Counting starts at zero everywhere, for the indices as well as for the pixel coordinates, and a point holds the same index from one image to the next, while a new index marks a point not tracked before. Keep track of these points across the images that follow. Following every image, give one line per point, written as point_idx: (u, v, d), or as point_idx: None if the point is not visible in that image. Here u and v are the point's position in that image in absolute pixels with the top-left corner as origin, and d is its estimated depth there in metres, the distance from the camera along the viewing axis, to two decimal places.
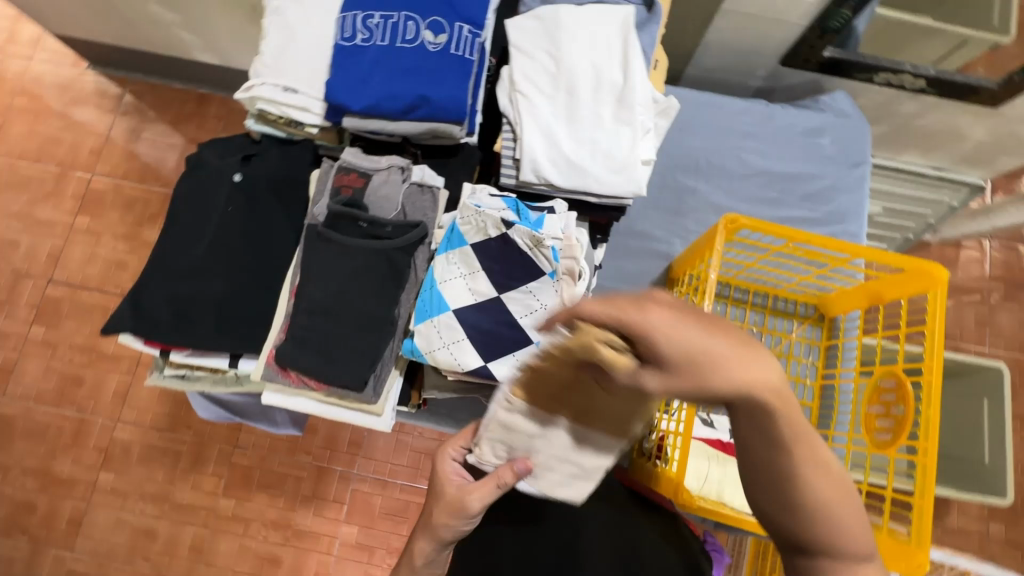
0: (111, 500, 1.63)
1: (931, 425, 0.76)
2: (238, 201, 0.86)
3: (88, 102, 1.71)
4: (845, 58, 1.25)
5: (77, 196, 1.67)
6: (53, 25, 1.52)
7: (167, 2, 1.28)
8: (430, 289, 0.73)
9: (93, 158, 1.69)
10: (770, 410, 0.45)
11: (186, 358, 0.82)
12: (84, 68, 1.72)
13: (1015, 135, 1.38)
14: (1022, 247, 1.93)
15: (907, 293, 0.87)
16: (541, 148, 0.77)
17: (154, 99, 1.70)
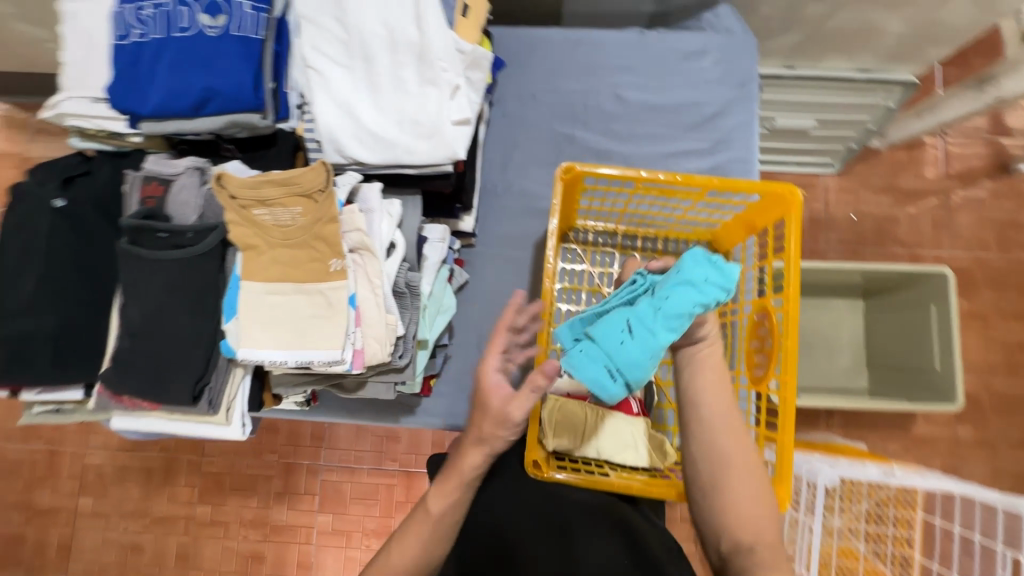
0: (95, 522, 1.69)
1: (788, 358, 0.74)
2: (61, 231, 0.80)
3: None
4: None
5: None
6: None
7: (26, 17, 1.19)
8: (234, 288, 0.71)
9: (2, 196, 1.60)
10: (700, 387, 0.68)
11: (37, 397, 0.81)
12: None
13: (943, 25, 1.15)
14: (993, 140, 1.78)
15: (772, 220, 0.83)
16: (341, 124, 0.72)
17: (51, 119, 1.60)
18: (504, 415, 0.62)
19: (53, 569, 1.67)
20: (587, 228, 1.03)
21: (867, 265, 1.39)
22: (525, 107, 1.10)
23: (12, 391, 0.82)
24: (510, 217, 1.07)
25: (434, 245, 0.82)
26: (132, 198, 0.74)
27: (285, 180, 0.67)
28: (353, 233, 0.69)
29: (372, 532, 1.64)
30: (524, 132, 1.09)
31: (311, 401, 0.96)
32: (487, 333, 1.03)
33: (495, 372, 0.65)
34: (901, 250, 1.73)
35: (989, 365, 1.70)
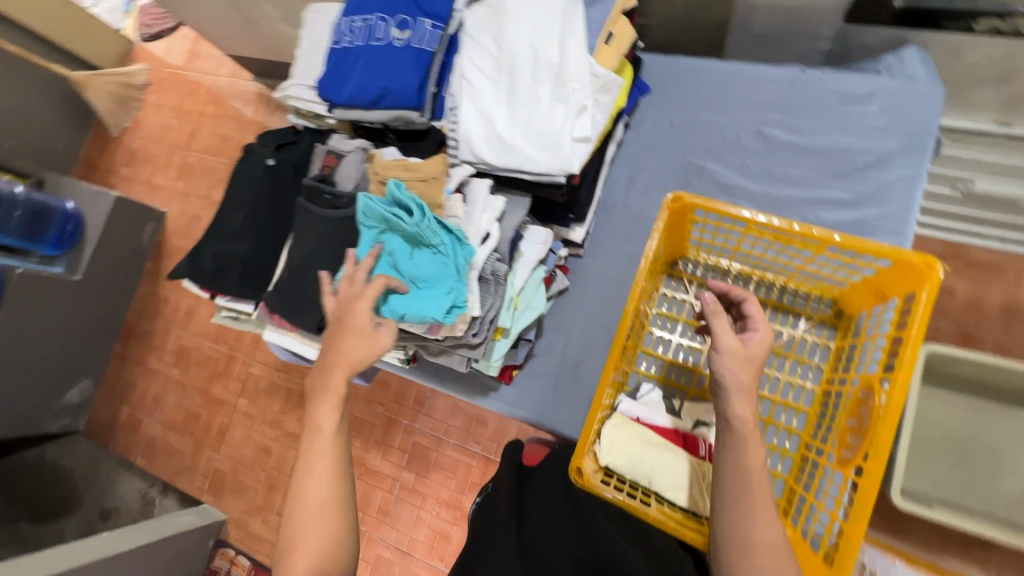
0: (245, 419, 2.10)
1: (880, 445, 0.65)
2: (267, 183, 1.05)
3: (250, 102, 2.10)
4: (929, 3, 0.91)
5: None
6: (224, 47, 1.91)
7: (290, 20, 1.55)
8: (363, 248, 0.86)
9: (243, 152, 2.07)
10: (738, 433, 0.65)
11: (224, 302, 1.07)
12: (248, 78, 2.12)
13: None
14: None
15: (902, 291, 0.72)
16: (478, 130, 0.84)
17: None
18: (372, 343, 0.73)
19: (210, 446, 2.12)
20: (699, 261, 0.99)
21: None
22: (661, 134, 1.11)
23: (211, 295, 1.09)
24: (622, 236, 1.10)
25: (534, 245, 0.90)
26: (315, 165, 0.96)
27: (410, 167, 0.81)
28: (452, 218, 0.80)
29: (443, 501, 1.80)
30: (653, 157, 1.11)
31: (411, 361, 1.10)
32: (575, 339, 1.08)
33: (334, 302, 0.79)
34: None
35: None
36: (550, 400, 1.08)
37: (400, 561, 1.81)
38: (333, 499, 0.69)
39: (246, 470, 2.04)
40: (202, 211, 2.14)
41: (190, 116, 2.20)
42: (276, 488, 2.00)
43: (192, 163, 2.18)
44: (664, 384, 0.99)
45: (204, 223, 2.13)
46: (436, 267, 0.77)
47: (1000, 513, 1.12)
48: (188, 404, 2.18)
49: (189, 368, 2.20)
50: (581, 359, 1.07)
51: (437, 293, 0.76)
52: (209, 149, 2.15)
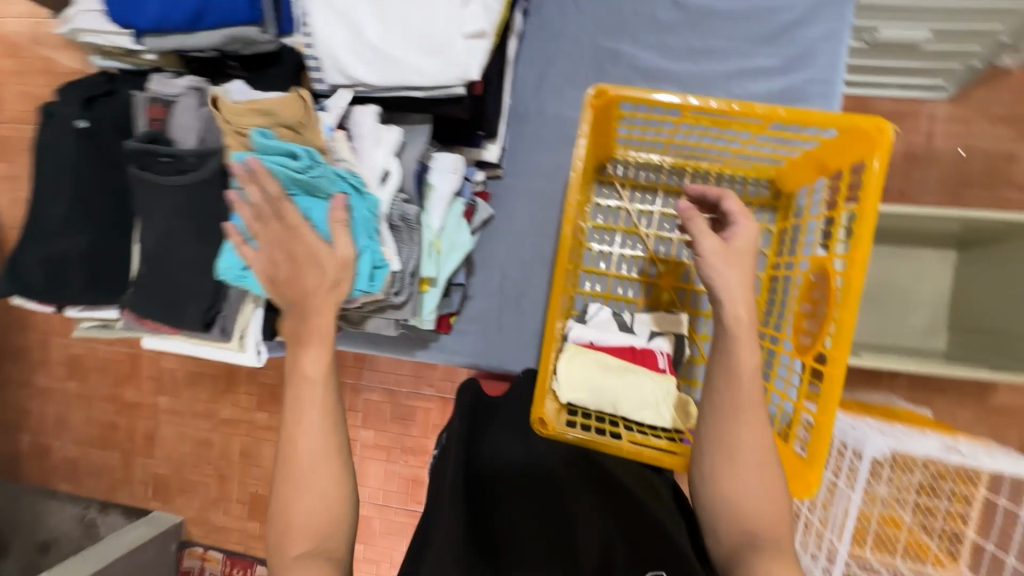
0: (172, 417, 1.90)
1: (843, 328, 0.62)
2: (86, 153, 0.80)
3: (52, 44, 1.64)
4: None
5: None
6: None
7: None
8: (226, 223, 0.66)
9: None
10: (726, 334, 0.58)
11: (80, 312, 0.86)
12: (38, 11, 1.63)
13: None
14: None
15: (847, 161, 0.67)
16: (341, 41, 0.65)
17: None
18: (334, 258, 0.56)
19: (140, 453, 1.92)
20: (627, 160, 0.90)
21: (970, 212, 1.13)
22: (566, 18, 0.95)
23: (60, 307, 0.87)
24: (542, 145, 0.97)
25: (445, 175, 0.75)
26: (141, 119, 0.73)
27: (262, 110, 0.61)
28: (341, 163, 0.64)
29: (410, 449, 1.75)
30: (562, 47, 0.96)
31: (336, 331, 0.97)
32: (511, 270, 0.98)
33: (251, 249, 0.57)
34: (1015, 197, 1.40)
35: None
36: (497, 339, 0.99)
37: (380, 514, 1.78)
38: (333, 473, 0.52)
39: (190, 468, 1.88)
40: None
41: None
42: (228, 478, 1.87)
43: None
44: (611, 300, 0.92)
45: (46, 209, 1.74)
46: (337, 227, 0.60)
47: (907, 342, 1.34)
48: (99, 416, 1.93)
49: (87, 378, 1.92)
50: (522, 291, 0.98)
51: None
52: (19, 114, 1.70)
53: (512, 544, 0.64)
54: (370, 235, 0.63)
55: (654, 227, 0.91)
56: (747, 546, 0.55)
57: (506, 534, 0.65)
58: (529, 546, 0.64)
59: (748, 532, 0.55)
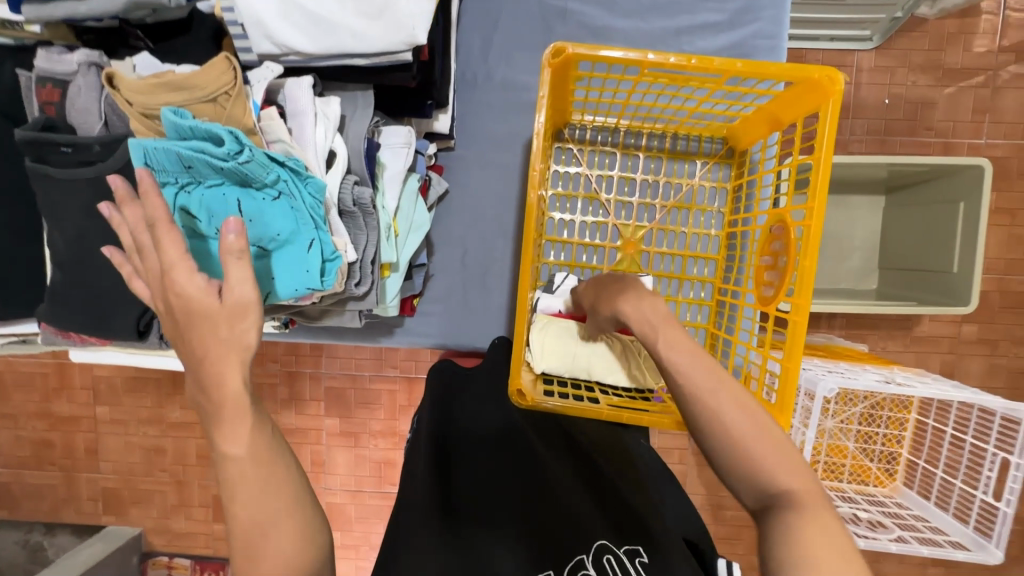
0: (114, 428, 1.78)
1: (804, 277, 0.65)
2: None
3: None
4: None
5: None
6: None
7: None
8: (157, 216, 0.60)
9: None
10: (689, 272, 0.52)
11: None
12: None
13: None
14: None
15: (802, 113, 0.68)
16: (266, 3, 0.57)
17: None
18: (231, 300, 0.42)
19: (84, 469, 1.79)
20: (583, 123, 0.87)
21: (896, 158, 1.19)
22: None
23: None
24: (493, 112, 0.93)
25: (396, 150, 0.70)
26: (35, 104, 0.63)
27: (177, 84, 0.51)
28: (277, 145, 0.56)
29: (378, 433, 1.72)
30: (507, 6, 0.90)
31: (291, 324, 0.91)
32: (471, 247, 0.95)
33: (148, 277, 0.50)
34: (932, 140, 1.49)
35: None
36: (462, 317, 0.97)
37: (353, 500, 1.75)
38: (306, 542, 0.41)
39: (142, 478, 1.77)
40: None
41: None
42: (187, 482, 1.78)
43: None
44: (577, 267, 0.91)
45: None
46: (282, 217, 0.55)
47: (847, 285, 1.44)
48: (31, 435, 1.78)
49: (10, 395, 1.75)
50: (485, 266, 0.96)
51: (297, 253, 0.56)
52: None
53: (496, 519, 0.61)
54: (322, 223, 0.57)
55: (614, 190, 0.90)
56: (771, 503, 0.42)
57: (493, 510, 0.62)
58: (513, 521, 0.61)
59: (769, 485, 0.42)
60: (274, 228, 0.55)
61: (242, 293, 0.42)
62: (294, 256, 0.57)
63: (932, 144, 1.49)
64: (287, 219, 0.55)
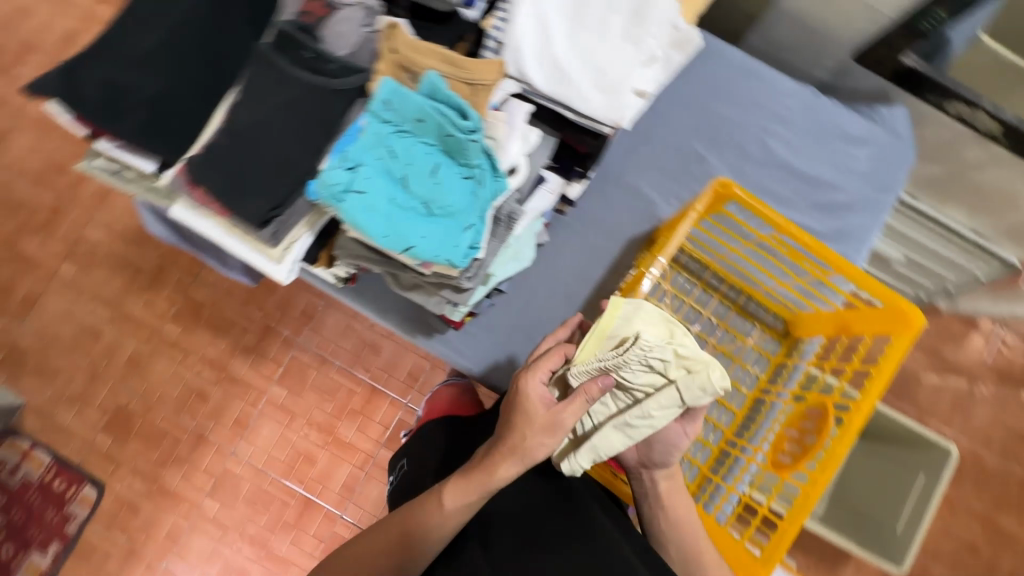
0: (66, 291, 1.69)
1: (831, 458, 0.73)
2: (206, 4, 0.77)
3: None
4: (927, 74, 1.07)
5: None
6: None
7: None
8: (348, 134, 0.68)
9: None
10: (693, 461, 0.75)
11: (114, 150, 0.79)
12: None
13: None
14: None
15: (875, 331, 0.80)
16: (530, 39, 0.68)
17: None
18: (555, 421, 0.67)
19: (9, 314, 1.67)
20: (685, 248, 0.99)
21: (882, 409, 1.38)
22: (674, 110, 1.06)
23: (92, 134, 0.79)
24: (608, 203, 1.04)
25: (545, 194, 0.77)
26: (294, 9, 0.72)
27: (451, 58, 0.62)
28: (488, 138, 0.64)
29: (314, 425, 1.64)
30: (661, 132, 1.06)
31: (349, 281, 0.95)
32: (534, 300, 1.02)
33: (540, 385, 0.70)
34: (911, 409, 1.65)
35: (951, 554, 1.60)
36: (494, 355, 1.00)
37: (252, 479, 1.63)
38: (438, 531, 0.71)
39: (60, 351, 1.65)
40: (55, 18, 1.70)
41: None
42: (100, 379, 1.66)
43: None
44: None
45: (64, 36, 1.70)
46: (462, 193, 0.62)
47: None
48: None
49: None
50: (538, 322, 1.01)
51: (454, 228, 0.62)
52: None
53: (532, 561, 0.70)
54: (482, 215, 0.64)
55: (681, 314, 0.99)
56: None
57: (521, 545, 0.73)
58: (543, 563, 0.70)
59: None
60: (448, 199, 0.61)
61: (561, 419, 0.67)
62: (450, 234, 0.62)
63: (910, 413, 1.64)
64: (464, 199, 0.62)
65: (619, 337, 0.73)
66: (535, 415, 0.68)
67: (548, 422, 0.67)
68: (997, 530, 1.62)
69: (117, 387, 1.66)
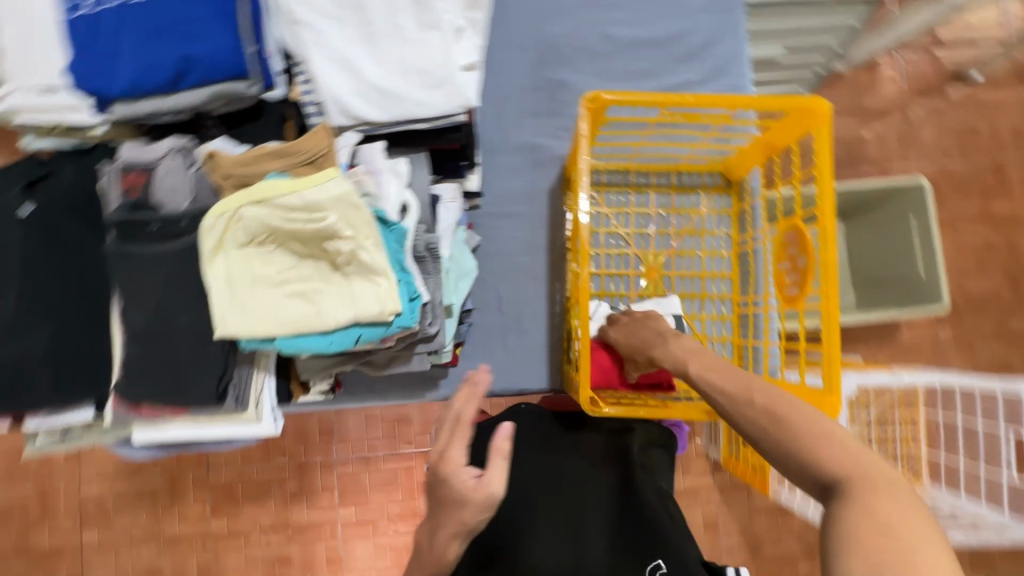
0: (103, 556, 1.58)
1: (827, 269, 0.74)
2: (36, 239, 0.72)
3: None
4: None
5: None
6: None
7: None
8: None
9: None
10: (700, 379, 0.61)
11: (45, 421, 0.74)
12: None
13: None
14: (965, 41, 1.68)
15: (795, 137, 0.80)
16: (342, 83, 0.67)
17: None
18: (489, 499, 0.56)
19: None
20: (599, 170, 0.99)
21: (849, 186, 1.41)
22: (514, 54, 1.04)
23: (15, 421, 0.75)
24: (509, 171, 1.03)
25: (448, 206, 0.77)
26: (114, 194, 0.67)
27: (283, 151, 0.59)
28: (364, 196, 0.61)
29: (397, 517, 1.59)
30: (516, 82, 1.04)
31: (336, 388, 0.92)
32: (505, 292, 1.01)
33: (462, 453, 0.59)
34: (871, 170, 1.66)
35: (973, 263, 1.66)
36: (501, 361, 0.99)
37: None
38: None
39: None
40: None
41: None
42: None
43: None
44: (607, 296, 1.00)
45: None
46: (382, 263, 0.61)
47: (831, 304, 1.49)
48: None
49: None
50: (520, 309, 1.01)
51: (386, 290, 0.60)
52: None
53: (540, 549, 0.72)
54: (403, 267, 0.62)
55: (632, 225, 1.00)
56: (834, 493, 0.47)
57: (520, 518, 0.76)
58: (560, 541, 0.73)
59: (824, 478, 0.48)
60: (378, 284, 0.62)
61: (496, 493, 0.57)
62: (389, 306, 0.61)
63: (876, 169, 1.65)
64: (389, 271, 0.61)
65: (310, 199, 0.55)
66: (469, 498, 0.56)
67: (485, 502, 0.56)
68: (996, 219, 1.67)
69: None
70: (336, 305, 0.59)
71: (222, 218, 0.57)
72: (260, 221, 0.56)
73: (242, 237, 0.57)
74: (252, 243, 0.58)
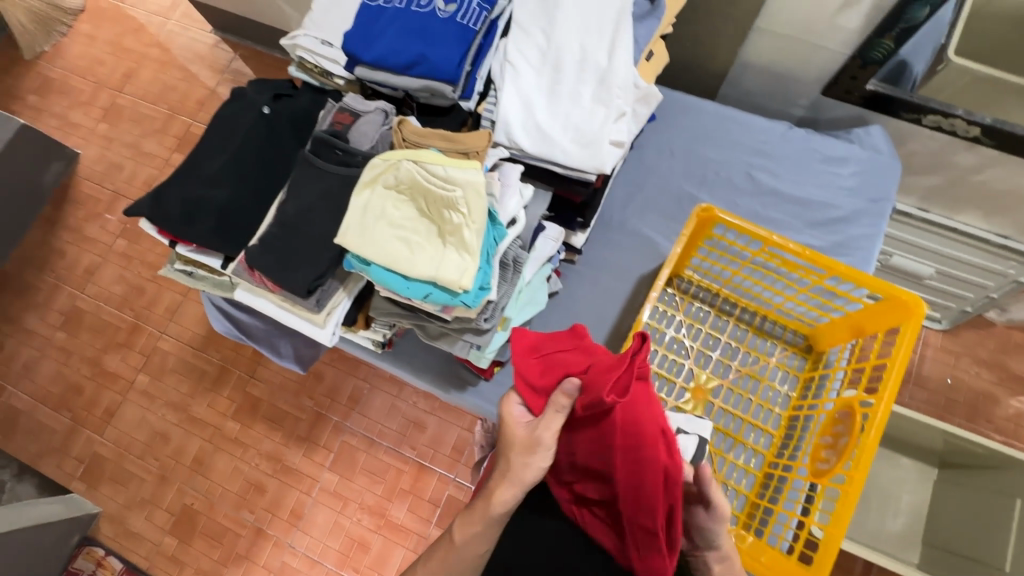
0: (141, 400, 1.81)
1: (861, 457, 0.76)
2: (261, 129, 0.97)
3: (204, 61, 2.03)
4: (896, 95, 1.09)
5: (178, 136, 1.98)
6: None
7: None
8: None
9: (198, 107, 2.00)
10: None
11: (188, 252, 0.95)
12: (210, 33, 2.04)
13: None
14: None
15: (884, 327, 0.84)
16: (517, 114, 0.83)
17: (257, 65, 2.00)
18: (532, 439, 0.64)
19: (91, 427, 1.79)
20: (692, 280, 1.06)
21: (957, 430, 1.22)
22: (663, 160, 1.18)
23: (171, 242, 0.97)
24: (614, 247, 1.13)
25: (547, 240, 0.88)
26: (327, 120, 0.89)
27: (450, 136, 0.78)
28: (488, 195, 0.75)
29: (366, 507, 1.62)
30: (654, 181, 1.16)
31: (387, 344, 1.05)
32: None
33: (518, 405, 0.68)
34: (994, 435, 1.45)
35: None
36: None
37: (309, 570, 1.60)
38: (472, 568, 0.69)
39: (133, 459, 1.74)
40: (126, 159, 1.97)
41: (129, 55, 2.08)
42: (168, 480, 1.72)
43: (122, 105, 2.03)
44: None
45: (128, 172, 1.97)
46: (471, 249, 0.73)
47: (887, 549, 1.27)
48: (70, 375, 1.85)
49: (78, 334, 1.88)
50: None
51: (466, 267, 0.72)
52: (147, 95, 2.03)
53: None
54: (488, 260, 0.73)
55: (701, 342, 1.03)
56: None
57: None
58: None
59: None
60: None
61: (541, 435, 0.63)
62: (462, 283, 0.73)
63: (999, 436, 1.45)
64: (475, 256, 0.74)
65: (450, 174, 0.71)
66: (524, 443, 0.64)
67: (524, 445, 0.64)
68: None
69: (184, 487, 1.71)
70: (427, 259, 0.72)
71: (386, 162, 0.74)
72: (409, 173, 0.72)
73: (390, 181, 0.74)
74: (394, 188, 0.74)
